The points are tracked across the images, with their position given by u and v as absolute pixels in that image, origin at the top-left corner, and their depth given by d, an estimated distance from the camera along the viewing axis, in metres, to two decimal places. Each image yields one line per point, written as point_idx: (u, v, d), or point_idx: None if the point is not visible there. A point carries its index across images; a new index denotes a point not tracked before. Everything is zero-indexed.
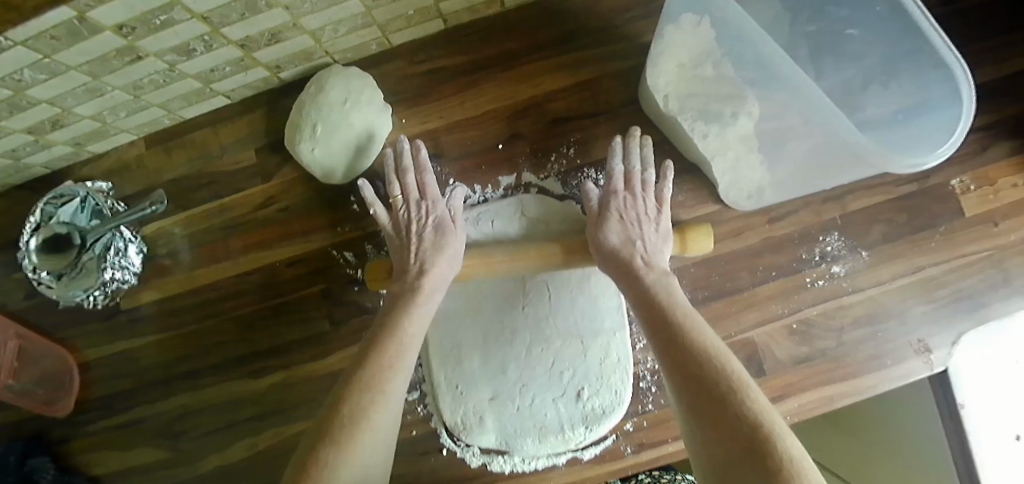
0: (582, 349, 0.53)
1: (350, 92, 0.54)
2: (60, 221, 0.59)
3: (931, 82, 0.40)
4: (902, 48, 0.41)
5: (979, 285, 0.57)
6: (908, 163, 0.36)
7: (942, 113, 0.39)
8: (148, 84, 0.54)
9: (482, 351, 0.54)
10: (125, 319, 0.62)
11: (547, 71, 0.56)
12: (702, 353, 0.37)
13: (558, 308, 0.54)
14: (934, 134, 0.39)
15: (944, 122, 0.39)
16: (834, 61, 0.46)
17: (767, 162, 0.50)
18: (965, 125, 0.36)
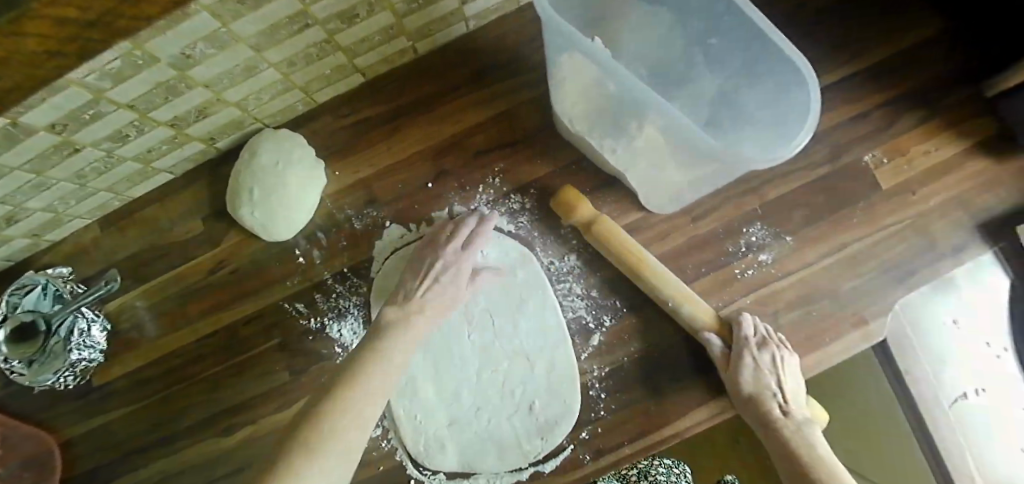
0: (529, 365, 0.57)
1: (281, 154, 0.57)
2: (25, 309, 0.62)
3: (787, 77, 0.44)
4: (755, 49, 0.46)
5: (907, 252, 0.59)
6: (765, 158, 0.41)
7: (801, 103, 0.43)
8: (91, 171, 0.57)
9: (435, 381, 0.57)
10: (98, 395, 0.64)
11: (467, 108, 0.60)
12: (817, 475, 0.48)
13: (502, 330, 0.57)
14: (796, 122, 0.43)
15: (803, 110, 0.43)
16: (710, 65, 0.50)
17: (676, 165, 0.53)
18: (814, 112, 0.41)
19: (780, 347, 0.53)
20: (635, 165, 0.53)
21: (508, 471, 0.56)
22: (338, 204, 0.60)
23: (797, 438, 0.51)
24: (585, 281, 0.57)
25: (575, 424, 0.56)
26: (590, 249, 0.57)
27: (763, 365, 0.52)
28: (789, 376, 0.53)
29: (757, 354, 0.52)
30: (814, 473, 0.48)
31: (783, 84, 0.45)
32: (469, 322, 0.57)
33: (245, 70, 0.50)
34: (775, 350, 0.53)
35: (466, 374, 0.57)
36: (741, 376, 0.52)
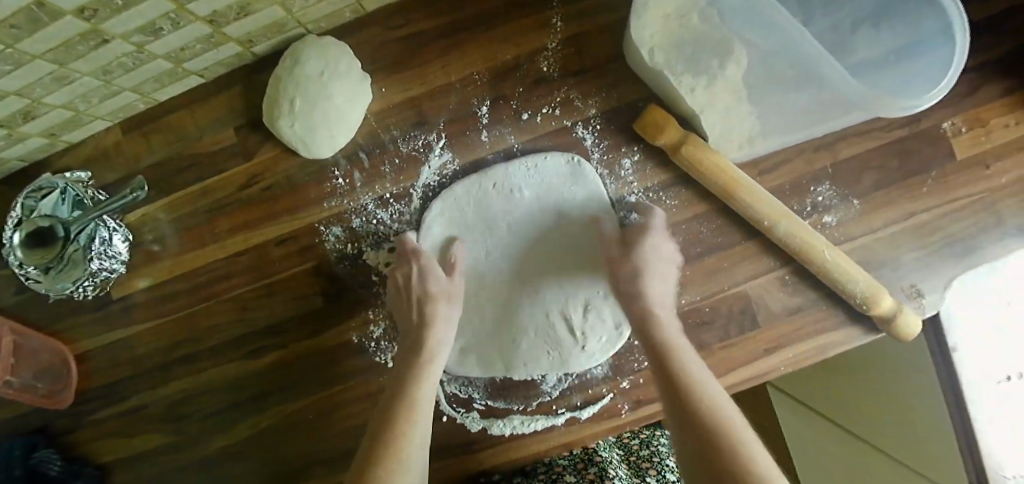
0: (572, 271, 0.54)
1: (327, 63, 0.52)
2: (41, 214, 0.58)
3: (919, 22, 0.42)
4: None
5: (970, 228, 0.56)
6: (898, 105, 0.41)
7: (937, 52, 0.42)
8: (118, 68, 0.52)
9: (494, 261, 0.55)
10: (118, 308, 0.62)
11: (529, 29, 0.55)
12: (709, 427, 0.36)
13: (552, 234, 0.55)
14: (926, 74, 0.43)
15: (935, 61, 0.42)
16: (823, 5, 0.47)
17: (756, 110, 0.50)
18: (958, 63, 0.40)
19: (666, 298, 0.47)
20: (713, 105, 0.50)
21: (544, 415, 0.56)
22: (383, 124, 0.56)
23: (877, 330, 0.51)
24: None
25: (617, 373, 0.55)
26: (650, 194, 0.55)
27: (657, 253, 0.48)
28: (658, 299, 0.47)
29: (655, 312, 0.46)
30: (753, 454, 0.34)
31: (910, 31, 0.43)
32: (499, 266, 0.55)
33: None
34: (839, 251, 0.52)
35: (490, 260, 0.55)
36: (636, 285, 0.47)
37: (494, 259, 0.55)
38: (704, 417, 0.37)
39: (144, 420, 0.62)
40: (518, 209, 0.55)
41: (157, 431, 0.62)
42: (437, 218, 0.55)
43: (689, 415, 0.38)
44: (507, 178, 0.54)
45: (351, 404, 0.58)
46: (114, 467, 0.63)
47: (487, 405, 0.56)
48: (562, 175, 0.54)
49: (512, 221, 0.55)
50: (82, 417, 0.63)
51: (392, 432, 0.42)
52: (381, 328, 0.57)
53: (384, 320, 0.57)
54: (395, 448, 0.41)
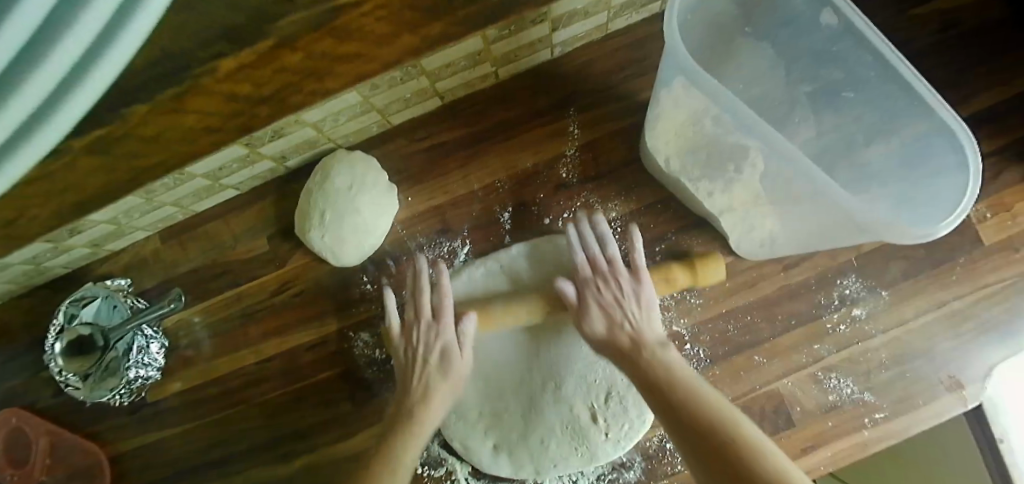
0: (590, 364, 0.54)
1: (356, 179, 0.55)
2: (83, 321, 0.61)
3: (932, 137, 0.42)
4: (898, 107, 0.44)
5: (1005, 315, 0.55)
6: (917, 234, 0.36)
7: (951, 173, 0.40)
8: (159, 187, 0.55)
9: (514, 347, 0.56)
10: (151, 412, 0.63)
11: (548, 136, 0.57)
12: (729, 440, 0.37)
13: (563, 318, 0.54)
14: (942, 192, 0.40)
15: (948, 181, 0.40)
16: (833, 115, 0.49)
17: (776, 213, 0.49)
18: (974, 190, 0.37)
19: (625, 284, 0.47)
20: (732, 208, 0.50)
21: None
22: (410, 231, 0.58)
23: (665, 368, 0.43)
24: (668, 325, 0.55)
25: (650, 476, 0.54)
26: (674, 294, 0.55)
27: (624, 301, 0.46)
28: (638, 306, 0.46)
29: (601, 287, 0.47)
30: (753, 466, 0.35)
31: (925, 141, 0.43)
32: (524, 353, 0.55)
33: (328, 94, 0.47)
34: (620, 281, 0.47)
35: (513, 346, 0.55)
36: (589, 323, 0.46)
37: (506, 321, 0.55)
38: (728, 434, 0.37)
39: None
40: None
41: None
42: None
43: (736, 456, 0.36)
44: (510, 265, 0.55)
45: None
46: None
47: None
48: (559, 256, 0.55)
49: None
50: None
51: (404, 450, 0.46)
52: None
53: None
54: (405, 447, 0.46)
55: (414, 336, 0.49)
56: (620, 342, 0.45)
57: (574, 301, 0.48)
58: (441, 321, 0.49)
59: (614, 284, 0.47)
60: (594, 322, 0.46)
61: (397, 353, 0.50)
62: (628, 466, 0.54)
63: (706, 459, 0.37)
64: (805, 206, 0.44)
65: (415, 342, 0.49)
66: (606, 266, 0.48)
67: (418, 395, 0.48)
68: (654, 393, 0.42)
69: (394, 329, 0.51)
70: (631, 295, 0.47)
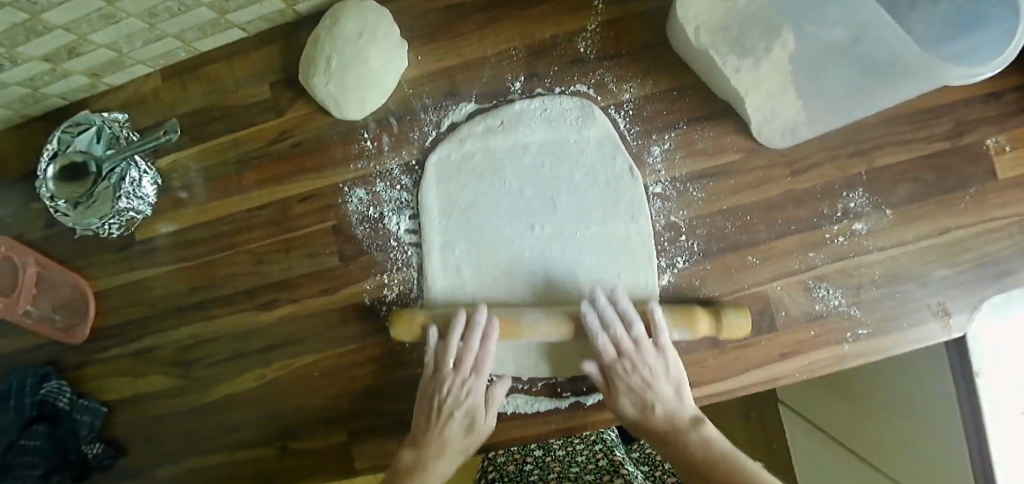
0: (583, 243, 0.54)
1: (366, 27, 0.53)
2: (77, 149, 0.60)
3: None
4: None
5: (1006, 250, 0.55)
6: (962, 73, 0.36)
7: (996, 23, 0.37)
8: (163, 12, 0.53)
9: (506, 212, 0.55)
10: (138, 251, 0.63)
11: (570, 9, 0.55)
12: None
13: (569, 209, 0.54)
14: (987, 42, 0.37)
15: (994, 32, 0.37)
16: None
17: (803, 94, 0.48)
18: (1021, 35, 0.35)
19: (648, 349, 0.48)
20: (757, 88, 0.49)
21: (548, 397, 0.55)
22: (416, 92, 0.57)
23: (698, 439, 0.44)
24: (665, 215, 0.54)
25: None
26: (676, 185, 0.54)
27: (646, 354, 0.48)
28: (670, 388, 0.48)
29: (629, 371, 0.48)
30: None
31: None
32: (519, 224, 0.55)
33: None
34: (642, 357, 0.48)
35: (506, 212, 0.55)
36: (624, 400, 0.48)
37: (507, 297, 0.54)
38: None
39: (152, 362, 0.63)
40: (531, 166, 0.55)
41: (164, 375, 0.63)
42: (440, 173, 0.56)
43: None
44: (513, 117, 0.55)
45: (353, 370, 0.58)
46: (118, 406, 0.64)
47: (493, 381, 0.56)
48: (563, 117, 0.54)
49: (518, 175, 0.55)
50: (94, 353, 0.64)
51: None
52: (393, 292, 0.57)
53: (396, 286, 0.57)
54: None
55: (451, 381, 0.50)
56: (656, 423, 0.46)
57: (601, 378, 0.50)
58: (479, 373, 0.51)
59: (643, 365, 0.48)
60: (626, 404, 0.48)
61: (422, 401, 0.51)
62: None
63: None
64: (839, 68, 0.44)
65: (449, 382, 0.50)
66: (619, 358, 0.48)
67: (432, 385, 0.51)
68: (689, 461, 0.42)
69: (434, 348, 0.51)
70: (654, 364, 0.48)
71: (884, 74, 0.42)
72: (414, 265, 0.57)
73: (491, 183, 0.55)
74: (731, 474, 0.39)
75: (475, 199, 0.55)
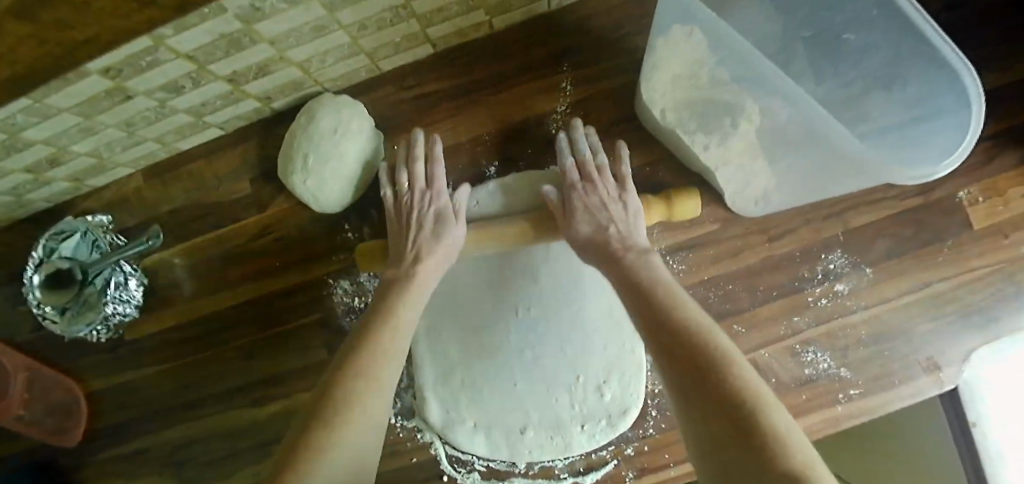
0: (566, 341, 0.54)
1: (341, 121, 0.53)
2: (62, 256, 0.59)
3: (935, 88, 0.40)
4: (902, 52, 0.41)
5: (989, 299, 0.55)
6: (916, 174, 0.37)
7: (950, 116, 0.39)
8: (141, 120, 0.54)
9: (485, 311, 0.55)
10: (128, 351, 0.63)
11: (539, 92, 0.56)
12: (692, 337, 0.34)
13: (551, 306, 0.54)
14: (940, 139, 0.40)
15: (949, 125, 0.39)
16: (833, 67, 0.46)
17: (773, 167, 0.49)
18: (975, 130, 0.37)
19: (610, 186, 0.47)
20: (729, 161, 0.50)
21: (545, 479, 0.55)
22: (394, 181, 0.58)
23: (643, 265, 0.41)
24: None
25: (620, 440, 0.54)
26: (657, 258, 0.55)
27: (607, 208, 0.45)
28: (624, 213, 0.46)
29: (587, 189, 0.47)
30: (722, 359, 0.32)
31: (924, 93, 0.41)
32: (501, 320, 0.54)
33: (314, 29, 0.47)
34: (602, 191, 0.46)
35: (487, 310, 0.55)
36: (578, 219, 0.45)
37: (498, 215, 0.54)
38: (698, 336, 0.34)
39: (147, 462, 0.62)
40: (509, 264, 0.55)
41: (159, 474, 0.62)
42: None
43: (691, 343, 0.34)
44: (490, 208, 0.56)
45: None
46: None
47: (488, 467, 0.55)
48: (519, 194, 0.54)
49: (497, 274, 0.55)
50: (89, 456, 0.64)
51: (366, 369, 0.39)
52: None
53: None
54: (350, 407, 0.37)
55: (411, 199, 0.49)
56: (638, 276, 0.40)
57: (557, 202, 0.47)
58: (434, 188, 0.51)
59: (600, 182, 0.47)
60: (581, 225, 0.45)
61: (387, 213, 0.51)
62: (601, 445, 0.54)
63: (678, 364, 0.34)
64: (801, 154, 0.45)
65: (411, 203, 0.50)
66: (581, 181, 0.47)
67: (408, 273, 0.47)
68: (663, 316, 0.37)
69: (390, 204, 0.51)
70: (620, 201, 0.46)
71: (843, 168, 0.42)
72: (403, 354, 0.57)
73: (471, 279, 0.55)
74: (683, 331, 0.35)
75: (450, 309, 0.55)
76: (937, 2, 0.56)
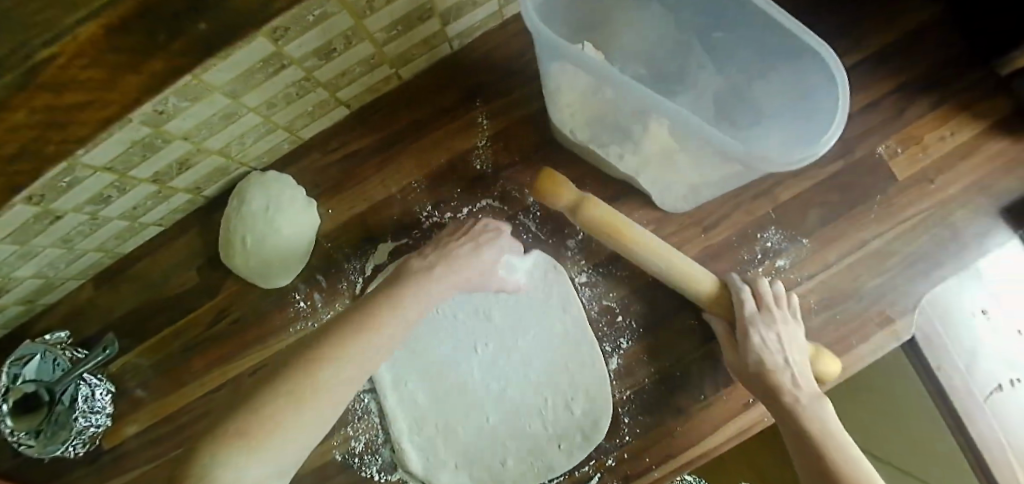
0: (529, 370, 0.55)
1: (270, 199, 0.55)
2: (27, 379, 0.60)
3: (801, 66, 0.44)
4: (768, 42, 0.45)
5: (928, 245, 0.56)
6: (795, 158, 0.40)
7: (821, 93, 0.43)
8: (76, 235, 0.54)
9: (446, 362, 0.56)
10: (109, 459, 0.62)
11: (459, 131, 0.57)
12: (795, 418, 0.46)
13: (511, 343, 0.56)
14: (818, 114, 0.43)
15: (823, 101, 0.43)
16: (713, 62, 0.49)
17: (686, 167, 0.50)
18: (843, 108, 0.40)
19: (788, 317, 0.50)
20: (647, 167, 0.52)
21: None
22: (336, 243, 0.58)
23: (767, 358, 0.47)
24: (598, 300, 0.56)
25: (601, 452, 0.54)
26: (600, 269, 0.56)
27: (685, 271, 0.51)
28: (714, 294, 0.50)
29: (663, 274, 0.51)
30: (819, 434, 0.45)
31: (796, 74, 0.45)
32: (460, 358, 0.56)
33: (222, 118, 0.48)
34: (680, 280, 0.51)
35: (451, 364, 0.56)
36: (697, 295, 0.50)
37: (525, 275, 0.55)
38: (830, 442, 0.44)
39: None
40: (462, 318, 0.56)
41: None
42: None
43: (807, 430, 0.45)
44: None
45: None
46: None
47: None
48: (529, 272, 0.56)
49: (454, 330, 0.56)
50: None
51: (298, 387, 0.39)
52: (361, 441, 0.57)
53: (363, 434, 0.57)
54: (272, 416, 0.38)
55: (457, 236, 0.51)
56: (750, 369, 0.48)
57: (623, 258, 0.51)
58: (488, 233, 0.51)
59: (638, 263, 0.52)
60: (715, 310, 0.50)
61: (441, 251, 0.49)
62: (582, 462, 0.55)
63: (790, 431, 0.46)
64: (702, 155, 0.46)
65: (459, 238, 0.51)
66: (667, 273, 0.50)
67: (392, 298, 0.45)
68: (772, 403, 0.47)
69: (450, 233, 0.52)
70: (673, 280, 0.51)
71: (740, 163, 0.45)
72: (374, 410, 0.57)
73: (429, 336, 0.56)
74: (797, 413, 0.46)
75: (412, 361, 0.56)
76: None
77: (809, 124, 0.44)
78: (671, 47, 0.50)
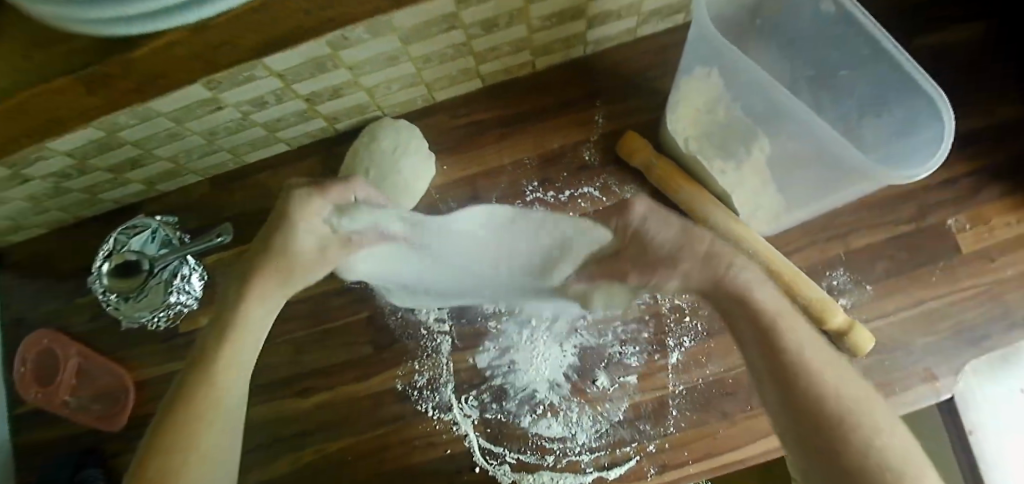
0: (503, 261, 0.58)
1: (398, 142, 0.60)
2: (131, 249, 0.65)
3: (912, 104, 0.48)
4: (887, 84, 0.50)
5: (981, 317, 0.60)
6: (902, 173, 0.42)
7: (930, 129, 0.47)
8: (223, 130, 0.59)
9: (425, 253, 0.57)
10: (183, 342, 0.67)
11: (577, 122, 0.63)
12: (800, 365, 0.38)
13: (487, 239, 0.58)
14: (925, 146, 0.47)
15: (931, 135, 0.46)
16: (831, 98, 0.55)
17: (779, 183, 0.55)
18: (949, 137, 0.43)
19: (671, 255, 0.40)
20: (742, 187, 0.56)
21: (572, 473, 0.59)
22: (442, 196, 0.64)
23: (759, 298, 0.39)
24: (671, 299, 0.60)
25: (644, 437, 0.58)
26: None
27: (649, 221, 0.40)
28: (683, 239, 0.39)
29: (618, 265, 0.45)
30: (816, 384, 0.37)
31: (907, 113, 0.49)
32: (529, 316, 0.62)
33: (387, 59, 0.53)
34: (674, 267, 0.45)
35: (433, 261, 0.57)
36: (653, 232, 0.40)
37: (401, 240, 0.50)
38: (825, 393, 0.37)
39: None
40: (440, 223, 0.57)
41: None
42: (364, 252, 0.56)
43: (803, 380, 0.37)
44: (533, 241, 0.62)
45: (390, 451, 0.61)
46: None
47: (519, 459, 0.59)
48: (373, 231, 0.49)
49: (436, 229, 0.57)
50: (131, 441, 0.66)
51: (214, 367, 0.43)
52: (424, 377, 0.61)
53: (427, 371, 0.61)
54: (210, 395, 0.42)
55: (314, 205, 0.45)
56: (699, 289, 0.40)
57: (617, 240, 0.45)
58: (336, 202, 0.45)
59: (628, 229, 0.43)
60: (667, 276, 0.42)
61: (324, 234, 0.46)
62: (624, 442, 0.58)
63: (782, 385, 0.38)
64: (809, 168, 0.51)
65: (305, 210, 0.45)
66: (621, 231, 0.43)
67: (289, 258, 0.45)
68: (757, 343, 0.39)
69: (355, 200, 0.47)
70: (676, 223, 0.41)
71: (845, 174, 0.48)
72: (442, 351, 0.62)
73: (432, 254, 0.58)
74: (791, 357, 0.38)
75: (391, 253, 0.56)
76: (924, 56, 0.64)
77: (914, 156, 0.47)
78: (800, 79, 0.56)
